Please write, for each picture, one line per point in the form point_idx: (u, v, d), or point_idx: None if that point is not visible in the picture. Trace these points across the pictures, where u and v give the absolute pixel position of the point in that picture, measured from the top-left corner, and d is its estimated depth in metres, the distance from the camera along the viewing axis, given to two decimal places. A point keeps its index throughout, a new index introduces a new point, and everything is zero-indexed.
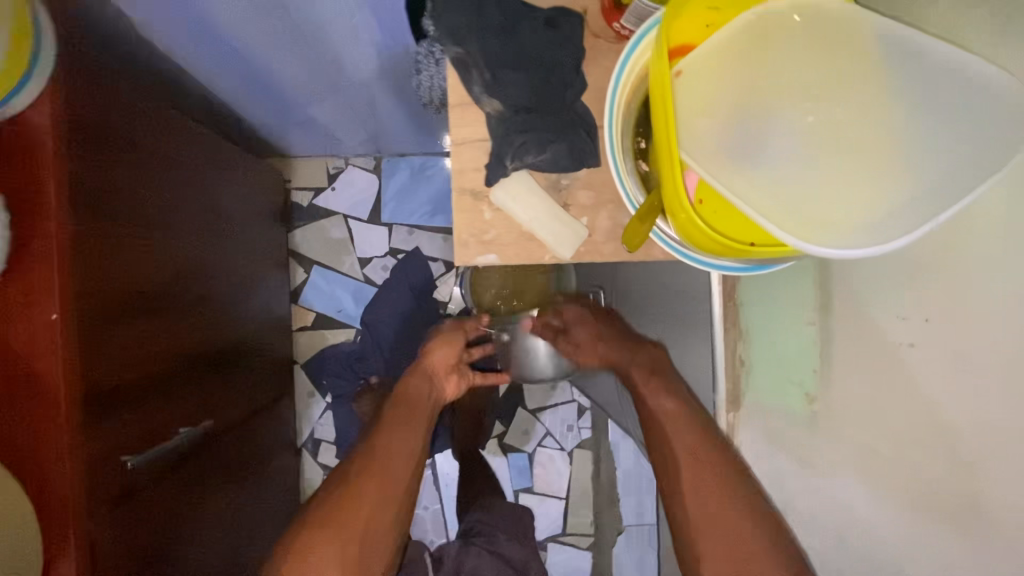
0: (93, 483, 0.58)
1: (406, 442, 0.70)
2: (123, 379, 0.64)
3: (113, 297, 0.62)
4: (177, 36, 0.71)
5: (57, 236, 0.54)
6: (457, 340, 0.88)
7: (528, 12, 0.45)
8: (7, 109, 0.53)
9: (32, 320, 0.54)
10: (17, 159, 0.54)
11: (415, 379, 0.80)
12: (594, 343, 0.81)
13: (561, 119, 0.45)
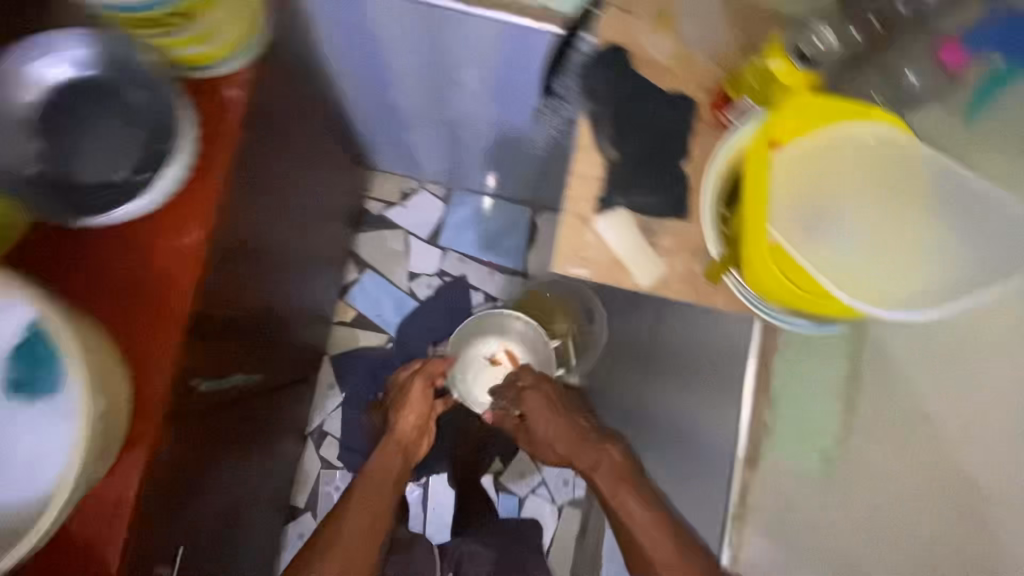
0: (175, 397, 0.62)
1: (385, 476, 0.91)
2: (214, 312, 0.70)
3: (234, 236, 0.69)
4: (345, 44, 0.85)
5: (220, 173, 0.62)
6: (425, 400, 1.02)
7: (655, 91, 0.56)
8: (220, 70, 0.63)
9: (177, 237, 0.61)
10: (210, 105, 0.63)
11: (392, 445, 0.97)
12: (553, 436, 0.89)
13: (666, 175, 0.55)
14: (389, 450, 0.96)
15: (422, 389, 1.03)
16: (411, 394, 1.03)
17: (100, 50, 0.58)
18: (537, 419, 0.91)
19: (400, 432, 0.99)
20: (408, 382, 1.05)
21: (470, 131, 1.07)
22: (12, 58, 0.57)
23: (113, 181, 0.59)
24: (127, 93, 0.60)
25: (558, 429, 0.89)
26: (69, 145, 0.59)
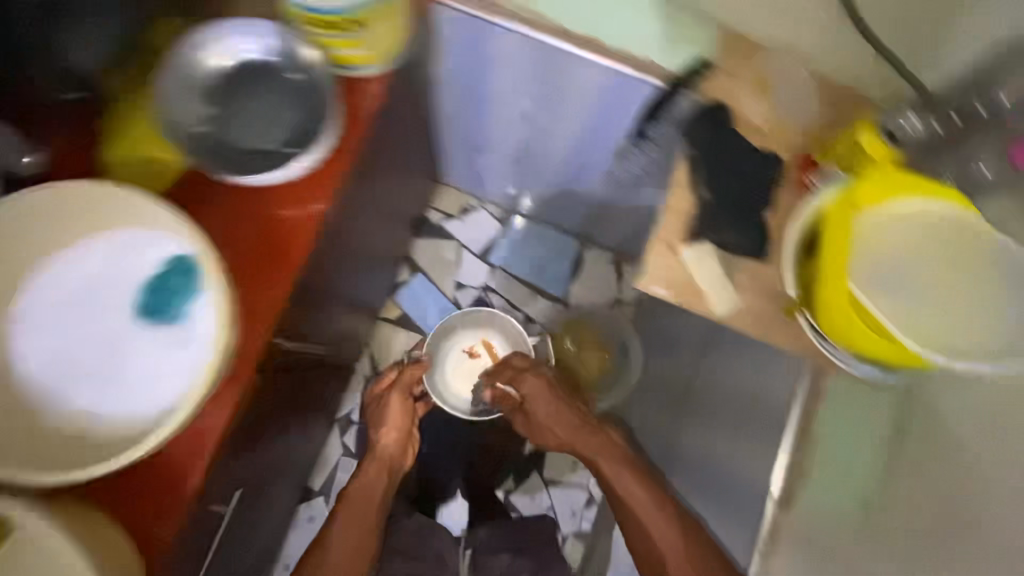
0: (267, 348, 0.69)
1: (365, 499, 0.97)
2: (308, 278, 0.77)
3: (340, 213, 0.76)
4: (457, 70, 0.93)
5: (345, 157, 0.70)
6: (405, 414, 1.10)
7: (746, 148, 0.64)
8: (364, 72, 0.71)
9: (301, 206, 0.69)
10: (347, 97, 0.71)
11: (375, 463, 1.03)
12: (555, 420, 0.95)
13: (748, 219, 0.61)
14: (371, 470, 1.02)
15: (399, 402, 1.11)
16: (388, 408, 1.10)
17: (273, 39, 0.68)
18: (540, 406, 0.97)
19: (380, 448, 1.06)
20: (383, 397, 1.12)
21: (545, 167, 1.14)
22: (211, 29, 0.66)
23: (262, 149, 0.67)
24: (292, 76, 0.69)
25: (558, 416, 0.95)
26: (233, 110, 0.68)
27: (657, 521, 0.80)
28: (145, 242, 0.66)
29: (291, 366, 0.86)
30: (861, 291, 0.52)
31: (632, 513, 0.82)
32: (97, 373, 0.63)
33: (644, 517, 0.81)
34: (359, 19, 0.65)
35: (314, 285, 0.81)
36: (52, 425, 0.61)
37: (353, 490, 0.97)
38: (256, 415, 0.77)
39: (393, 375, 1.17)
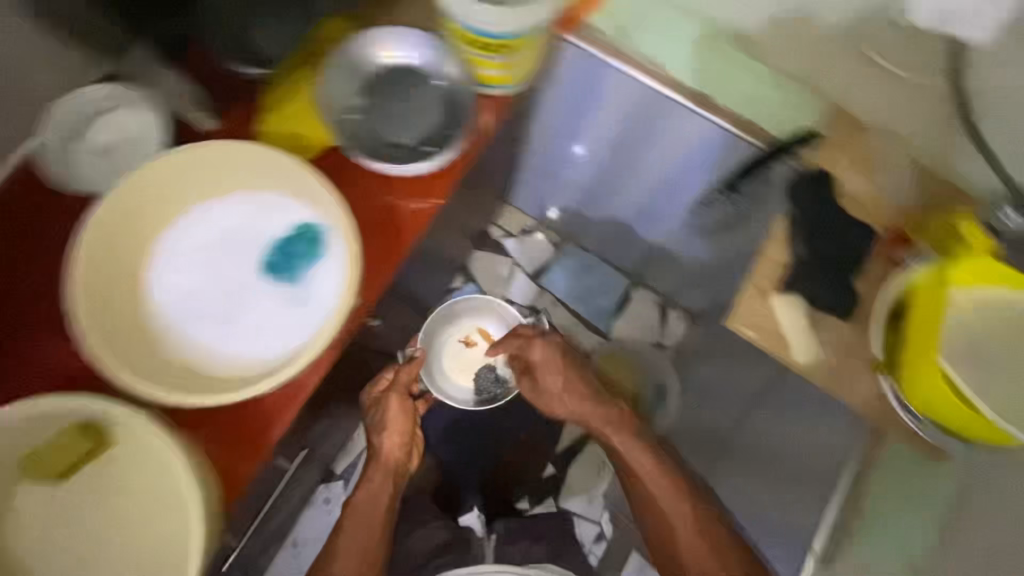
0: (361, 322, 0.74)
1: (371, 510, 0.87)
2: (405, 267, 0.83)
3: (446, 211, 0.82)
4: (560, 105, 0.97)
5: (463, 160, 0.76)
6: (408, 418, 0.92)
7: (843, 218, 0.68)
8: (499, 90, 0.77)
9: (418, 198, 0.75)
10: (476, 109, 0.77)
11: (378, 470, 0.90)
12: (556, 384, 0.92)
13: (836, 281, 0.66)
14: (373, 478, 0.89)
15: (400, 404, 0.91)
16: (388, 413, 0.91)
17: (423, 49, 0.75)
18: (548, 375, 0.93)
19: (382, 452, 0.91)
20: (381, 398, 0.92)
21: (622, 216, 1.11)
22: (375, 35, 0.74)
23: (402, 143, 0.74)
24: (440, 84, 0.76)
25: (567, 387, 0.91)
26: (383, 106, 0.75)
27: (666, 494, 0.83)
28: (280, 207, 0.72)
29: (367, 346, 0.90)
30: (952, 368, 0.58)
31: (641, 483, 0.85)
32: (219, 316, 0.68)
33: (656, 492, 0.84)
34: (508, 42, 0.71)
35: (406, 274, 0.87)
36: (174, 355, 0.66)
37: (357, 498, 0.87)
38: (332, 384, 0.82)
39: (390, 372, 0.93)
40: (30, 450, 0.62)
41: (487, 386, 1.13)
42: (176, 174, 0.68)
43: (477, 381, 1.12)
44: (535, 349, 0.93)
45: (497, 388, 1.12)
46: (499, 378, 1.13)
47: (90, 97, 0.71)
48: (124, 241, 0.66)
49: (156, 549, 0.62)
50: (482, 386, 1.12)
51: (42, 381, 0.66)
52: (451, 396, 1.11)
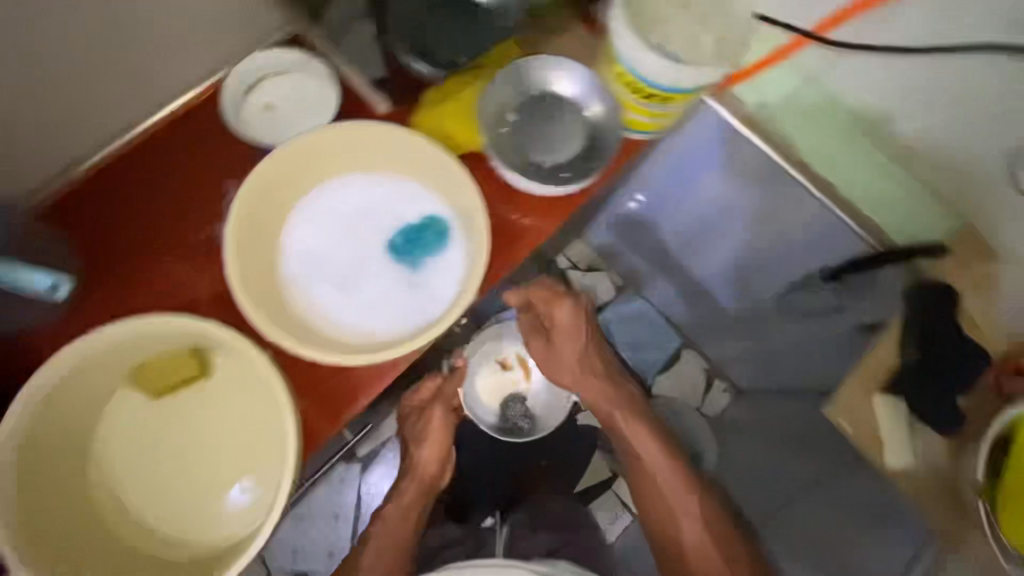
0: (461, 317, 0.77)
1: (401, 525, 0.86)
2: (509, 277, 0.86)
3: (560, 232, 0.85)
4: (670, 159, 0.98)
5: (591, 187, 0.79)
6: (447, 432, 0.92)
7: (966, 339, 0.67)
8: (635, 134, 0.81)
9: (541, 214, 0.78)
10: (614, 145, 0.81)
11: (413, 485, 0.90)
12: (567, 354, 0.89)
13: (942, 395, 0.66)
14: (408, 493, 0.89)
15: (442, 416, 0.92)
16: (430, 425, 0.91)
17: (575, 79, 0.79)
18: (565, 347, 0.89)
19: (419, 466, 0.91)
20: (426, 408, 0.92)
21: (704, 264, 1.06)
22: (536, 60, 0.78)
23: (542, 163, 0.79)
24: (591, 118, 0.80)
25: (579, 360, 0.89)
26: (531, 124, 0.79)
27: (665, 473, 0.83)
28: (414, 193, 0.76)
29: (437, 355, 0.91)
30: None
31: (638, 460, 0.85)
32: (341, 281, 0.73)
33: (656, 472, 0.84)
34: (663, 94, 0.74)
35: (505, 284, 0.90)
36: (292, 307, 0.71)
37: (387, 513, 0.87)
38: (405, 378, 0.83)
39: (436, 383, 0.94)
40: (135, 364, 0.66)
41: (514, 416, 1.08)
42: (330, 144, 0.72)
43: (506, 408, 1.07)
44: (552, 312, 0.88)
45: (523, 421, 1.08)
46: (528, 411, 1.08)
47: (273, 57, 0.79)
48: (274, 195, 0.71)
49: (241, 475, 0.67)
50: (510, 413, 1.07)
51: (168, 302, 0.72)
52: (478, 416, 1.06)
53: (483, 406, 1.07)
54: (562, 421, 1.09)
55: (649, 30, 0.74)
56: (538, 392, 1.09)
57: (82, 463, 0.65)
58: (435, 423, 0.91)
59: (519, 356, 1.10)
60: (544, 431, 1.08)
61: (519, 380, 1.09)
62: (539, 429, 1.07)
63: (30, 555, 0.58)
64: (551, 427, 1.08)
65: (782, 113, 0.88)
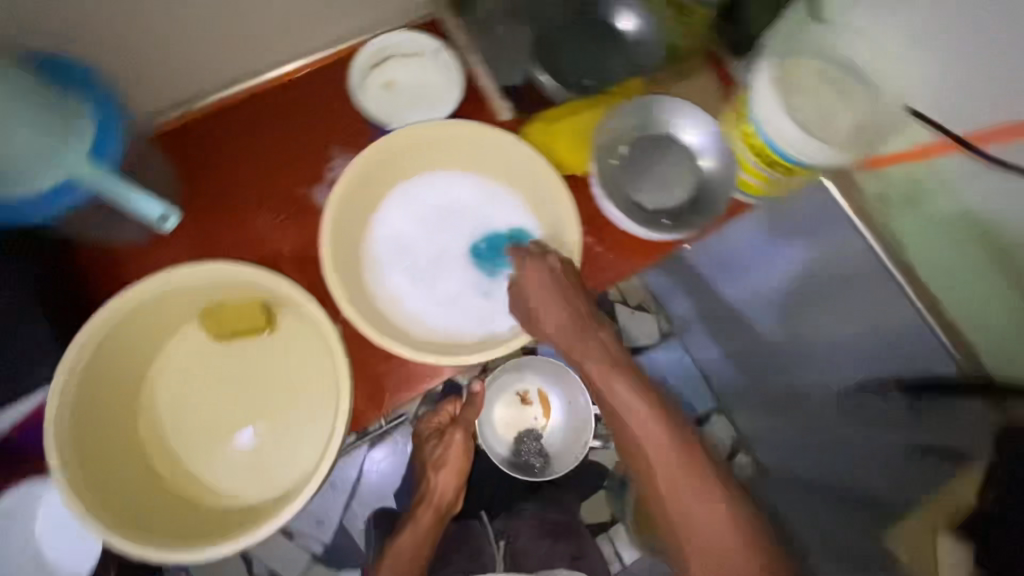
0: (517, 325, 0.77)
1: (414, 554, 0.85)
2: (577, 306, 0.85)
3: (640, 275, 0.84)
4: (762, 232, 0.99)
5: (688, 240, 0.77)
6: (466, 458, 0.91)
7: None
8: (745, 196, 0.79)
9: (631, 256, 0.77)
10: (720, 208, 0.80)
11: (428, 512, 0.89)
12: (555, 324, 0.65)
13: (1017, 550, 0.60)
14: (422, 521, 0.88)
15: (462, 442, 0.90)
16: (449, 450, 0.90)
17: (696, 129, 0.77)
18: (551, 305, 0.66)
19: (435, 493, 0.90)
20: (447, 433, 0.91)
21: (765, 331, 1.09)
22: (663, 101, 0.77)
23: (641, 204, 0.77)
24: (703, 169, 0.78)
25: (561, 313, 0.65)
26: (641, 162, 0.78)
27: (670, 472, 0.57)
28: (508, 205, 0.76)
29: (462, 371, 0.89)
30: None
31: (628, 427, 0.61)
32: (419, 272, 0.74)
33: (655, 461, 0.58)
34: (788, 165, 0.71)
35: None
36: (368, 285, 0.71)
37: (401, 543, 0.86)
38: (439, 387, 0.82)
39: (453, 408, 0.95)
40: (210, 302, 0.68)
41: (527, 452, 1.04)
42: (446, 136, 0.71)
43: (520, 443, 1.04)
44: (529, 280, 0.67)
45: (537, 459, 1.04)
46: (542, 450, 1.05)
47: (404, 37, 0.79)
48: (376, 174, 0.71)
49: (266, 427, 0.68)
50: (524, 450, 1.04)
51: (250, 249, 0.73)
52: (490, 448, 1.03)
53: (497, 440, 1.04)
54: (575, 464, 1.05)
55: (793, 96, 0.70)
56: (554, 431, 1.06)
57: (135, 382, 0.66)
58: (454, 447, 0.90)
59: (540, 391, 1.08)
60: (556, 473, 1.05)
61: (537, 417, 1.06)
62: (551, 468, 1.04)
63: (70, 461, 0.57)
64: (565, 470, 1.04)
65: (895, 214, 0.82)
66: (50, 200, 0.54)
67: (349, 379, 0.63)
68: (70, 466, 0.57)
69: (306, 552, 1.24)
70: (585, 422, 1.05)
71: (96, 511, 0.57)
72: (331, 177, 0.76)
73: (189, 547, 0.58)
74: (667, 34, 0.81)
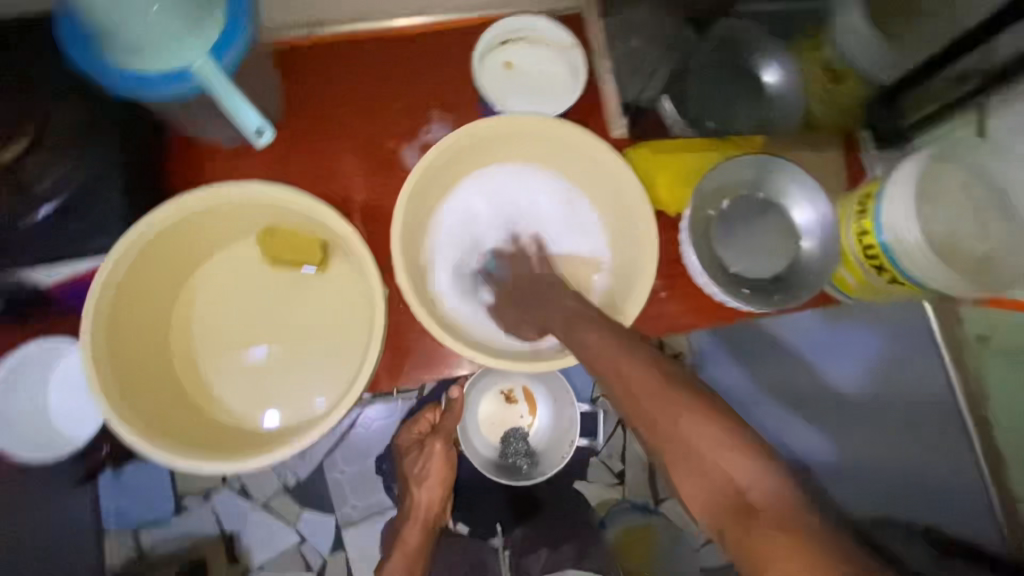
0: None
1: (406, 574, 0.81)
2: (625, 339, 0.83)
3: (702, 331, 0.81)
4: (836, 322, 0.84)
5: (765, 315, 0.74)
6: (449, 467, 0.85)
7: None
8: (836, 293, 0.75)
9: (699, 315, 0.75)
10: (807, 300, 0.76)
11: (416, 528, 0.83)
12: (534, 301, 0.62)
13: None
14: (410, 539, 0.82)
15: (443, 452, 0.84)
16: (430, 464, 0.84)
17: (816, 202, 0.70)
18: (531, 287, 0.64)
19: (418, 506, 0.84)
20: (425, 443, 0.85)
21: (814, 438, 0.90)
22: (787, 170, 0.71)
23: (724, 264, 0.72)
24: (805, 247, 0.71)
25: (535, 290, 0.63)
26: (741, 222, 0.73)
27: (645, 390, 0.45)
28: (587, 221, 0.73)
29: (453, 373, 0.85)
30: None
31: (597, 356, 0.51)
32: (473, 259, 0.71)
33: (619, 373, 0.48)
34: (897, 277, 0.65)
35: None
36: (424, 256, 0.70)
37: (392, 564, 0.81)
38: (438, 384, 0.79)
39: (433, 416, 0.89)
40: (273, 225, 0.67)
41: (513, 454, 0.92)
42: (550, 136, 0.68)
43: (505, 444, 0.92)
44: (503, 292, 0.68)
45: (524, 461, 0.92)
46: (529, 451, 0.92)
47: (544, 23, 0.76)
48: (473, 151, 0.69)
49: (282, 349, 0.68)
50: (509, 451, 0.92)
51: (326, 186, 0.72)
52: (473, 450, 0.91)
53: (478, 442, 0.92)
54: (564, 465, 0.91)
55: (929, 207, 0.64)
56: (542, 432, 0.94)
57: (181, 277, 0.67)
58: (438, 458, 0.84)
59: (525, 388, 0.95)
60: (545, 475, 0.92)
61: (523, 416, 0.93)
62: (541, 472, 0.91)
63: (101, 331, 0.57)
64: (552, 471, 0.90)
65: (988, 363, 0.76)
66: (164, 80, 0.54)
67: (379, 342, 0.61)
68: (99, 335, 0.57)
69: (280, 480, 1.35)
70: (571, 421, 0.91)
71: (106, 383, 0.57)
72: (424, 140, 0.75)
73: (181, 454, 0.57)
74: (811, 99, 0.73)
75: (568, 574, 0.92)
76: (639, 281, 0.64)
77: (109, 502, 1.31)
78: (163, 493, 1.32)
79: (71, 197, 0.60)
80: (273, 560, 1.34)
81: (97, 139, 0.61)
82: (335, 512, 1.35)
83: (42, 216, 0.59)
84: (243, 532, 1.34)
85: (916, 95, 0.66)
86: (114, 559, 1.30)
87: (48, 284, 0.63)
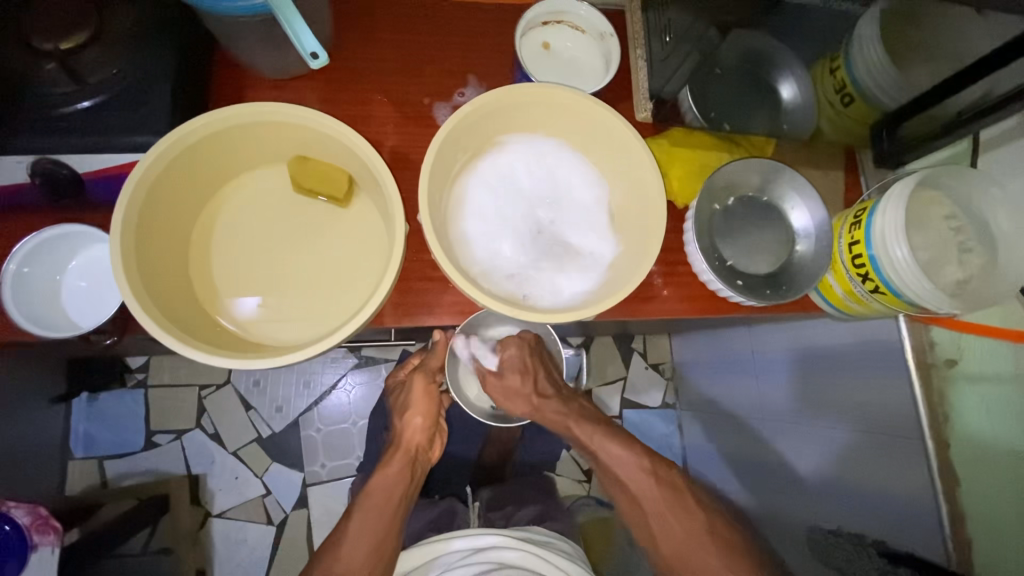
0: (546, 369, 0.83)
1: (386, 496, 0.77)
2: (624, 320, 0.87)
3: (693, 320, 0.86)
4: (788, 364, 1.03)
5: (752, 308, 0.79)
6: (433, 401, 0.86)
7: None
8: (823, 305, 0.81)
9: (683, 299, 0.79)
10: (792, 303, 0.81)
11: (398, 456, 0.82)
12: (512, 403, 0.81)
13: None
14: (392, 465, 0.80)
15: (423, 386, 0.85)
16: (412, 394, 0.86)
17: (806, 200, 0.76)
18: (507, 395, 0.81)
19: (404, 435, 0.84)
20: (409, 379, 0.88)
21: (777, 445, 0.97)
22: (791, 183, 0.76)
23: (721, 255, 0.76)
24: (795, 243, 0.77)
25: (514, 399, 0.80)
26: (743, 217, 0.77)
27: (663, 519, 0.74)
28: (600, 200, 0.76)
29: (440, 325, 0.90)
30: None
31: (621, 489, 0.76)
32: (490, 211, 0.74)
33: (654, 506, 0.74)
34: (880, 286, 0.69)
35: (614, 322, 0.90)
36: (453, 184, 0.74)
37: (373, 486, 0.78)
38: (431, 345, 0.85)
39: (419, 359, 0.94)
40: (305, 154, 0.70)
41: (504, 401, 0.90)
42: (581, 114, 0.72)
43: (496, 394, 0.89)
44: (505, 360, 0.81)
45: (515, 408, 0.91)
46: None
47: (591, 15, 0.80)
48: (503, 115, 0.72)
49: (301, 275, 0.70)
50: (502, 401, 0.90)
51: (358, 123, 0.76)
52: (467, 401, 0.88)
53: (467, 392, 0.89)
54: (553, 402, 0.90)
55: (908, 231, 0.70)
56: None
57: (210, 188, 0.69)
58: (426, 388, 0.86)
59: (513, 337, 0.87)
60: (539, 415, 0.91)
61: None
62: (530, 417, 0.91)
63: (133, 215, 0.60)
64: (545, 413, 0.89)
65: (952, 386, 0.78)
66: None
67: (392, 277, 0.63)
68: (131, 221, 0.59)
69: (254, 430, 1.36)
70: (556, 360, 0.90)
71: (128, 263, 0.58)
72: (457, 102, 0.78)
73: (190, 344, 0.59)
74: (821, 118, 0.79)
75: (534, 529, 0.91)
76: (647, 261, 0.67)
77: (80, 426, 1.31)
78: (136, 424, 1.33)
79: (119, 91, 0.64)
80: (235, 508, 1.33)
81: (149, 41, 0.65)
82: (303, 469, 1.36)
83: (80, 109, 0.63)
84: (209, 474, 1.34)
85: (913, 122, 0.72)
86: (75, 485, 1.28)
87: (82, 170, 0.66)
